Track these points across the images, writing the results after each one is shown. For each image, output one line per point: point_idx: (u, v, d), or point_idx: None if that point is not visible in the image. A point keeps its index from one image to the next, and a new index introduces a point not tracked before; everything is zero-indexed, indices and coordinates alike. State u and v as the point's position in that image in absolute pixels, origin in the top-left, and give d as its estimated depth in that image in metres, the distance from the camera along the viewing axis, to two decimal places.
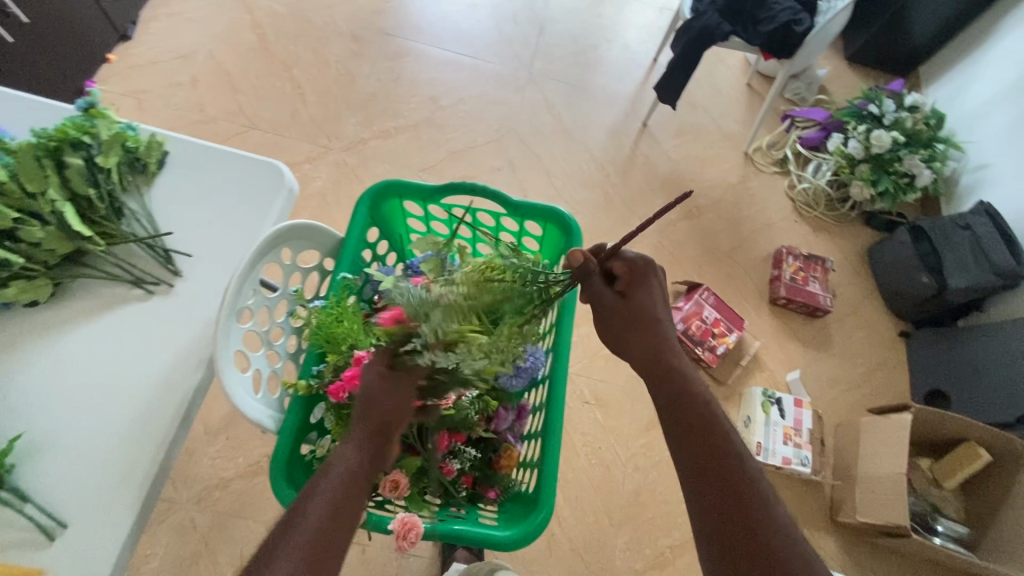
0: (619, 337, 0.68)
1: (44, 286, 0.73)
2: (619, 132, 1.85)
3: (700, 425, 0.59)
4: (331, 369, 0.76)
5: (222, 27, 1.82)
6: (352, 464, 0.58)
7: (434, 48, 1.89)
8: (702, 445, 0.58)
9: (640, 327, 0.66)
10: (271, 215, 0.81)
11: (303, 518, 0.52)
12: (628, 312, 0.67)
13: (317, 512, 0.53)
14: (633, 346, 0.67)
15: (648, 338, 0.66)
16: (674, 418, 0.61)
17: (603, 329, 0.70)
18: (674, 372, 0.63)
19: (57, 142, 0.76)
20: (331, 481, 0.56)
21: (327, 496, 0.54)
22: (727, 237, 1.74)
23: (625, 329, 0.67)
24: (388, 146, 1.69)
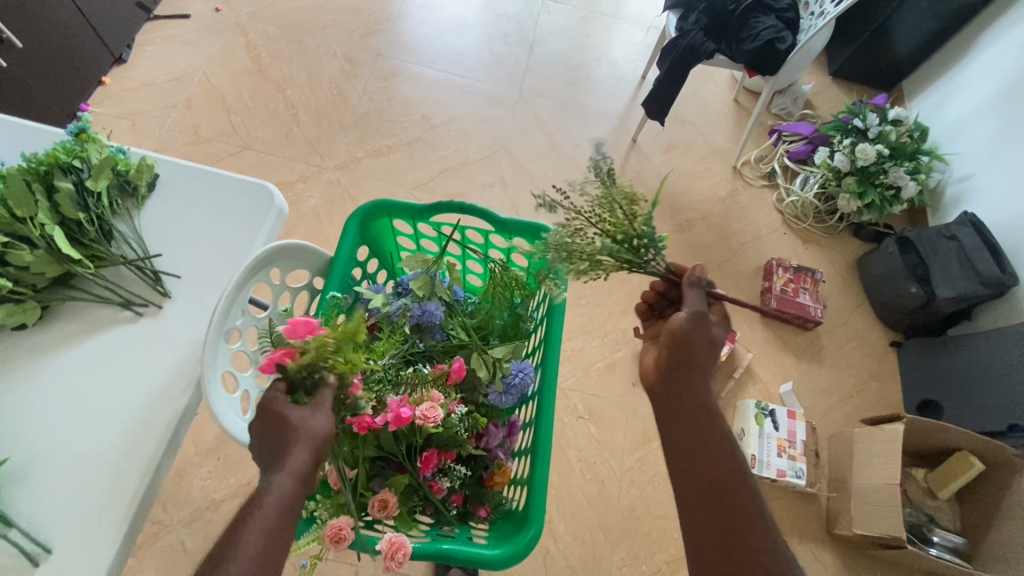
0: (686, 343, 0.66)
1: (32, 309, 0.73)
2: (609, 148, 1.88)
3: (707, 432, 0.66)
4: None
5: (215, 49, 1.85)
6: (285, 489, 0.56)
7: (427, 68, 1.92)
8: (715, 489, 0.63)
9: (687, 373, 0.67)
10: (260, 236, 0.82)
11: (235, 559, 0.51)
12: (706, 337, 0.67)
13: (252, 539, 0.53)
14: (683, 359, 0.67)
15: (699, 372, 0.67)
16: (693, 428, 0.66)
17: (687, 327, 0.66)
18: (707, 418, 0.67)
19: (47, 167, 0.77)
20: (265, 515, 0.54)
21: (261, 527, 0.54)
22: (718, 250, 1.76)
23: (701, 349, 0.67)
24: (382, 164, 1.71)
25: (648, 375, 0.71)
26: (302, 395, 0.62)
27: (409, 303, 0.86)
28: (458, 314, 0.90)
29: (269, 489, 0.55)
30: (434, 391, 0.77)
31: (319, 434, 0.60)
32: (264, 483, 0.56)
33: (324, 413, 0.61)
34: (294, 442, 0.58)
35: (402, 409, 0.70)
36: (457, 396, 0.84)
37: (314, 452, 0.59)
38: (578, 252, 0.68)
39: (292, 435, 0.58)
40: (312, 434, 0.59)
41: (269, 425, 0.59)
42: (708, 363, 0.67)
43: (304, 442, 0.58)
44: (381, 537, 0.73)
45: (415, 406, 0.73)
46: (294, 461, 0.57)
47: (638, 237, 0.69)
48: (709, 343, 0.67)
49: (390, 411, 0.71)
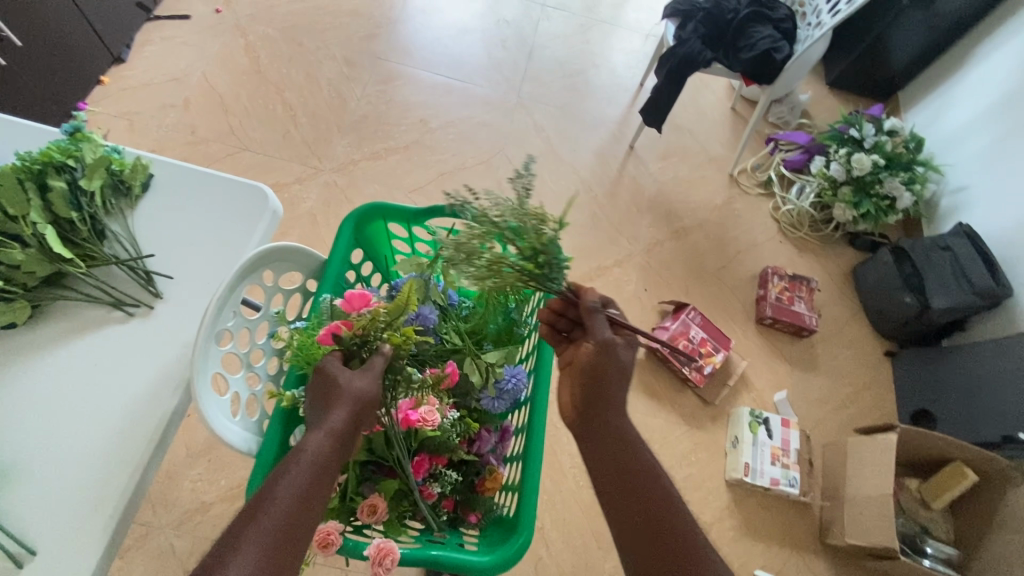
0: (600, 373, 0.69)
1: (22, 308, 0.73)
2: (607, 154, 1.88)
3: (625, 460, 0.65)
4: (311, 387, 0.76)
5: (215, 50, 1.85)
6: (321, 447, 0.62)
7: (426, 72, 1.93)
8: (643, 523, 0.61)
9: (602, 404, 0.69)
10: (254, 237, 0.82)
11: (273, 505, 0.56)
12: (619, 363, 0.70)
13: (287, 490, 0.57)
14: (595, 389, 0.69)
15: (616, 401, 0.69)
16: (608, 461, 0.66)
17: (594, 357, 0.70)
18: (629, 447, 0.67)
19: (41, 165, 0.77)
20: (302, 468, 0.59)
21: (296, 480, 0.58)
22: (713, 258, 1.77)
23: (614, 378, 0.70)
24: (378, 167, 1.71)
25: (566, 410, 0.72)
26: (357, 360, 0.73)
27: None
28: (452, 318, 0.91)
29: (307, 446, 0.61)
30: (433, 395, 0.79)
31: (360, 399, 0.67)
32: (302, 442, 0.62)
33: (370, 377, 0.69)
34: (339, 401, 0.66)
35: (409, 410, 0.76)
36: (450, 401, 0.85)
37: (356, 417, 0.66)
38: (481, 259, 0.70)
39: (339, 395, 0.66)
40: (356, 396, 0.67)
41: (325, 385, 0.68)
42: (622, 389, 0.70)
43: (350, 404, 0.66)
44: (369, 543, 0.72)
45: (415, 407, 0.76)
46: (333, 419, 0.64)
47: (541, 253, 0.70)
48: (619, 370, 0.70)
49: (400, 413, 0.76)
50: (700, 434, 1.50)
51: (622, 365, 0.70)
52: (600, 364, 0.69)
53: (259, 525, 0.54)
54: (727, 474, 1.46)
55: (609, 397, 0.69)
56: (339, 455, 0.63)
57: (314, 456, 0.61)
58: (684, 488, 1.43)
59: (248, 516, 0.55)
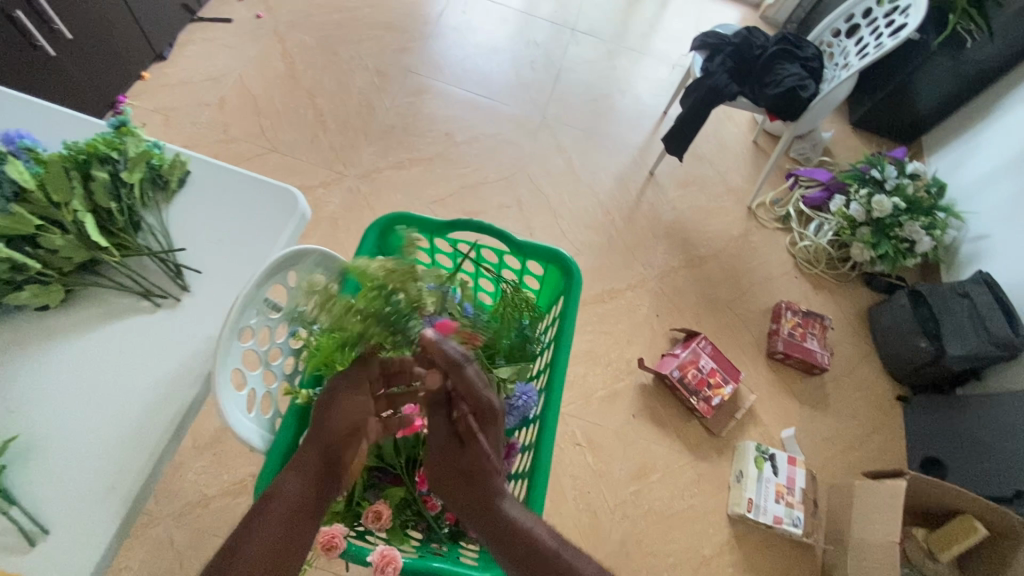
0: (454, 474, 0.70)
1: (56, 291, 0.75)
2: (626, 179, 1.90)
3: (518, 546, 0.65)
4: None
5: (253, 53, 1.91)
6: (297, 491, 0.64)
7: (453, 87, 1.97)
8: None
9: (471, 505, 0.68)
10: (281, 237, 0.84)
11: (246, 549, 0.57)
12: (460, 459, 0.71)
13: (261, 536, 0.59)
14: (456, 487, 0.70)
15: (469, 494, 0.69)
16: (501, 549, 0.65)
17: (436, 461, 0.72)
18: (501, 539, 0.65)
19: (85, 156, 0.78)
20: (278, 511, 0.61)
21: (272, 521, 0.60)
22: (727, 288, 1.77)
23: (462, 467, 0.71)
24: (402, 177, 1.75)
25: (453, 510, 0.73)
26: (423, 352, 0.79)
27: None
28: None
29: (283, 486, 0.64)
30: None
31: (331, 433, 0.69)
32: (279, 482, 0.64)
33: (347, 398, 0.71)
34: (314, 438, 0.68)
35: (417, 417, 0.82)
36: None
37: (333, 457, 0.68)
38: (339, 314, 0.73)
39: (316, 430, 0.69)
40: (328, 431, 0.69)
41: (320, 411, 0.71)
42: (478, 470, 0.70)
43: (330, 441, 0.68)
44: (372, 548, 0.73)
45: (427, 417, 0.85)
46: (308, 459, 0.66)
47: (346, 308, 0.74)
48: (472, 462, 0.70)
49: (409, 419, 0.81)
50: (704, 466, 1.49)
51: (477, 459, 0.70)
52: (447, 462, 0.71)
53: (240, 561, 0.56)
54: (729, 509, 1.44)
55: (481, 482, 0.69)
56: (325, 493, 0.66)
57: (302, 493, 0.64)
58: (684, 519, 1.41)
59: (223, 561, 0.57)
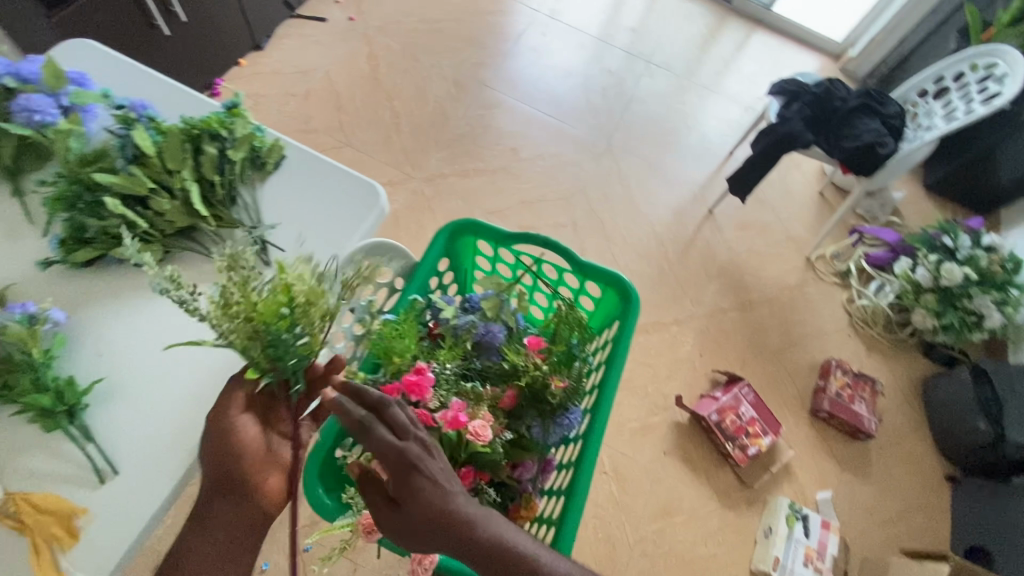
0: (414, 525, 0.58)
1: (156, 250, 0.81)
2: (684, 213, 1.90)
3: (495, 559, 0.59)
4: (390, 372, 0.84)
5: (341, 51, 2.01)
6: (205, 539, 0.65)
7: (525, 105, 2.03)
8: None
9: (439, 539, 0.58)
10: (360, 230, 0.89)
11: None
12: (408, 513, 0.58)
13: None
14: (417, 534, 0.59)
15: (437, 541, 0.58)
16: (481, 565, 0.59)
17: (389, 515, 0.59)
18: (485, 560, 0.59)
19: (199, 131, 0.85)
20: (195, 556, 0.64)
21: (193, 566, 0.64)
22: (776, 337, 1.73)
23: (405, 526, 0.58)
24: (464, 185, 1.80)
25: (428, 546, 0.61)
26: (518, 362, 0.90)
27: (476, 321, 0.94)
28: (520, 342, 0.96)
29: (192, 535, 0.65)
30: (486, 411, 0.84)
31: (222, 481, 0.66)
32: (192, 528, 0.66)
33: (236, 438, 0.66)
34: (211, 487, 0.66)
35: (453, 411, 0.78)
36: (503, 423, 0.89)
37: (221, 488, 0.66)
38: (236, 320, 0.59)
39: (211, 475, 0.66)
40: (219, 479, 0.66)
41: (212, 445, 0.66)
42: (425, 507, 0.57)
43: (217, 476, 0.66)
44: None
45: (470, 418, 0.80)
46: (213, 507, 0.66)
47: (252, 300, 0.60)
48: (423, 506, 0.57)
49: (450, 412, 0.79)
50: (731, 515, 1.44)
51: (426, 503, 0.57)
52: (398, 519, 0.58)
53: None
54: (753, 564, 1.39)
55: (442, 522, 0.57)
56: (237, 522, 0.66)
57: (211, 532, 0.65)
58: (705, 566, 1.38)
59: None
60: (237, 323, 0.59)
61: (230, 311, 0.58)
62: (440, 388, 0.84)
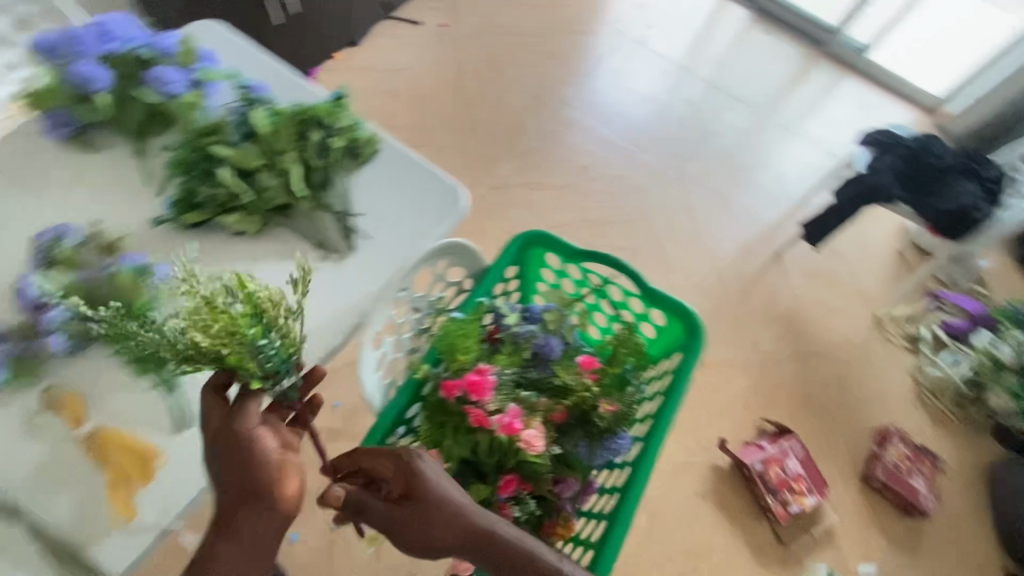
0: (416, 525, 0.67)
1: (255, 223, 0.88)
2: (749, 253, 1.85)
3: (490, 545, 0.67)
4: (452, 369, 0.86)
5: (430, 54, 2.08)
6: (235, 550, 0.60)
7: (600, 126, 2.04)
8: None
9: (436, 536, 0.67)
10: (439, 230, 0.92)
11: None
12: (409, 518, 0.67)
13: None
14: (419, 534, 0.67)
15: (434, 534, 0.67)
16: (479, 550, 0.67)
17: (394, 529, 0.68)
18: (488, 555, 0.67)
19: (308, 117, 0.88)
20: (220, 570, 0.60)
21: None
22: (833, 394, 1.65)
23: (411, 524, 0.67)
24: (531, 197, 1.83)
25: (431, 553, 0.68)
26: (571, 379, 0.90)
27: (537, 331, 0.95)
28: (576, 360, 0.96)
29: (216, 546, 0.60)
30: (538, 421, 0.86)
31: (247, 486, 0.61)
32: (213, 540, 0.61)
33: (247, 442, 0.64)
34: (233, 493, 0.62)
35: (507, 417, 0.81)
36: (551, 437, 0.90)
37: (245, 496, 0.61)
38: (218, 337, 0.57)
39: (233, 478, 0.62)
40: (244, 484, 0.62)
41: (231, 449, 0.63)
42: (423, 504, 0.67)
43: (242, 481, 0.62)
44: None
45: (524, 426, 0.82)
46: (238, 516, 0.61)
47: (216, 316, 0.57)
48: (422, 504, 0.67)
49: (504, 418, 0.81)
50: (761, 571, 1.39)
51: (422, 501, 0.67)
52: (401, 528, 0.67)
53: None
54: None
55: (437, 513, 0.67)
56: (264, 530, 0.62)
57: (236, 540, 0.61)
58: None
59: None
60: (211, 338, 0.57)
61: (209, 329, 0.56)
62: (499, 392, 0.85)
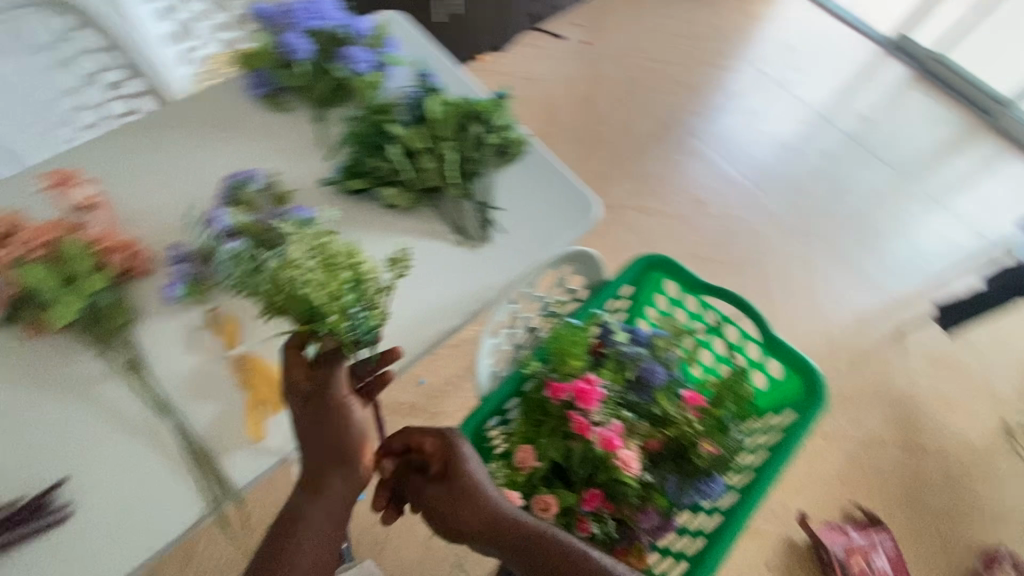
0: (450, 506, 0.75)
1: (405, 199, 0.93)
2: (867, 324, 1.71)
3: (517, 533, 0.73)
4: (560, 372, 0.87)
5: (567, 67, 2.12)
6: (327, 511, 0.70)
7: (724, 163, 1.98)
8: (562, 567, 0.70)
9: (471, 518, 0.74)
10: (567, 237, 0.96)
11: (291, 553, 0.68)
12: (446, 497, 0.75)
13: (301, 543, 0.69)
14: (455, 515, 0.75)
15: (468, 516, 0.74)
16: (508, 538, 0.73)
17: (430, 504, 0.76)
18: (511, 542, 0.73)
19: (472, 112, 0.95)
20: (306, 527, 0.69)
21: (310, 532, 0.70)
22: (939, 496, 1.49)
23: (443, 503, 0.75)
24: (642, 223, 1.81)
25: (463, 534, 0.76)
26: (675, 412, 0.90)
27: (645, 355, 0.93)
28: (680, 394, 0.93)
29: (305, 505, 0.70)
30: (635, 445, 0.88)
31: (335, 452, 0.70)
32: (302, 499, 0.71)
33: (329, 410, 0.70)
34: (318, 455, 0.70)
35: (609, 432, 0.84)
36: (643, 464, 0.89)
37: (336, 459, 0.71)
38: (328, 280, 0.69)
39: (319, 440, 0.70)
40: (331, 448, 0.70)
41: (318, 415, 0.70)
42: (460, 487, 0.75)
43: (333, 448, 0.70)
44: None
45: (622, 446, 0.84)
46: (327, 481, 0.70)
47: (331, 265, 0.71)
48: (459, 488, 0.75)
49: (603, 434, 0.84)
50: None
51: (460, 486, 0.75)
52: (438, 506, 0.75)
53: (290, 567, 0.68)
54: None
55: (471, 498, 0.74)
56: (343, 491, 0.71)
57: (320, 501, 0.70)
58: None
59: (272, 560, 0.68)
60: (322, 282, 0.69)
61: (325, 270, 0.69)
62: (605, 406, 0.87)
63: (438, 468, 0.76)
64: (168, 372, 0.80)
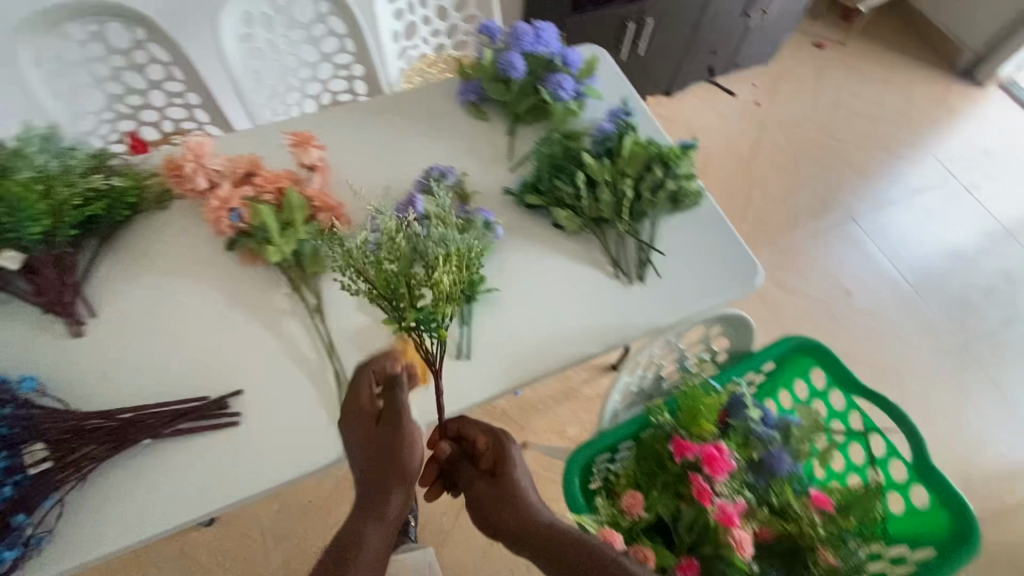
0: (495, 508, 0.69)
1: (575, 223, 0.97)
2: (1011, 476, 1.52)
3: (559, 539, 0.67)
4: (688, 429, 0.87)
5: (732, 123, 2.08)
6: (376, 537, 0.64)
7: (881, 258, 1.84)
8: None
9: (515, 525, 0.68)
10: (721, 297, 0.95)
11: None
12: (491, 496, 0.70)
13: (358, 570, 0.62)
14: (499, 519, 0.68)
15: (511, 519, 0.68)
16: (551, 547, 0.66)
17: (473, 502, 0.71)
18: (554, 555, 0.66)
19: (658, 155, 0.97)
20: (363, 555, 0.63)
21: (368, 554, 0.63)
22: None
23: (490, 502, 0.69)
24: (777, 300, 1.73)
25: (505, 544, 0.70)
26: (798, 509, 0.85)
27: (775, 440, 0.88)
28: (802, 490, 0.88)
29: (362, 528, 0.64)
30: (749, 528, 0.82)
31: (397, 475, 0.66)
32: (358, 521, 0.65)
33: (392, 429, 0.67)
34: (379, 477, 0.66)
35: (729, 506, 0.80)
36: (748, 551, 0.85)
37: (395, 478, 0.66)
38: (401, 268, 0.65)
39: (383, 461, 0.66)
40: (394, 472, 0.66)
41: (382, 440, 0.67)
42: (506, 485, 0.70)
43: (387, 468, 0.66)
44: None
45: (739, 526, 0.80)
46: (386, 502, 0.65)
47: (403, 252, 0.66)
48: (505, 489, 0.69)
49: (723, 506, 0.80)
50: None
51: (508, 487, 0.69)
52: (481, 503, 0.70)
53: None
54: None
55: (513, 498, 0.69)
56: (396, 513, 0.66)
57: (376, 523, 0.64)
58: None
59: None
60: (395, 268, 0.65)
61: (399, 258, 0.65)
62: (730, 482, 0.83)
63: (488, 461, 0.72)
64: (341, 324, 0.90)
